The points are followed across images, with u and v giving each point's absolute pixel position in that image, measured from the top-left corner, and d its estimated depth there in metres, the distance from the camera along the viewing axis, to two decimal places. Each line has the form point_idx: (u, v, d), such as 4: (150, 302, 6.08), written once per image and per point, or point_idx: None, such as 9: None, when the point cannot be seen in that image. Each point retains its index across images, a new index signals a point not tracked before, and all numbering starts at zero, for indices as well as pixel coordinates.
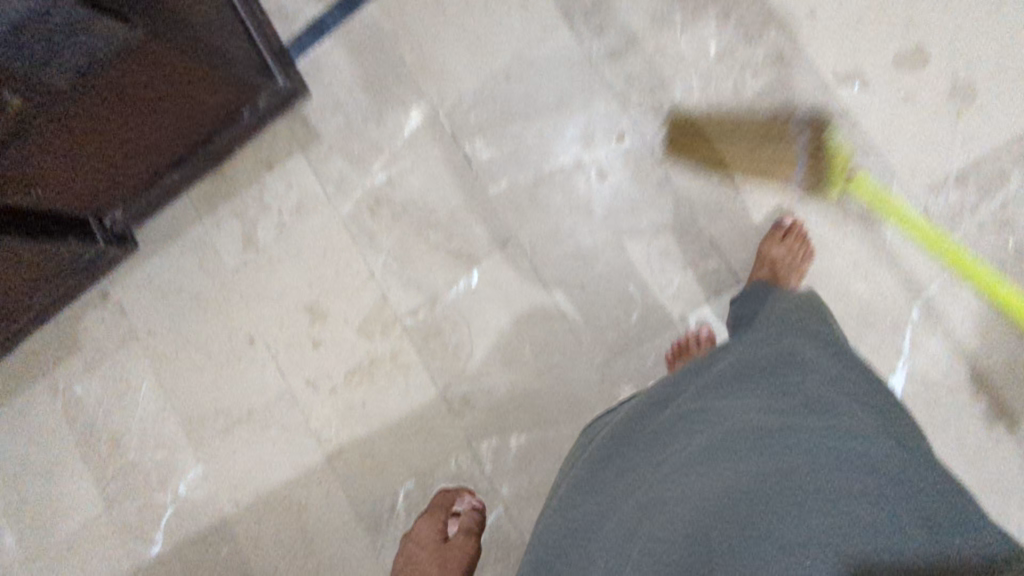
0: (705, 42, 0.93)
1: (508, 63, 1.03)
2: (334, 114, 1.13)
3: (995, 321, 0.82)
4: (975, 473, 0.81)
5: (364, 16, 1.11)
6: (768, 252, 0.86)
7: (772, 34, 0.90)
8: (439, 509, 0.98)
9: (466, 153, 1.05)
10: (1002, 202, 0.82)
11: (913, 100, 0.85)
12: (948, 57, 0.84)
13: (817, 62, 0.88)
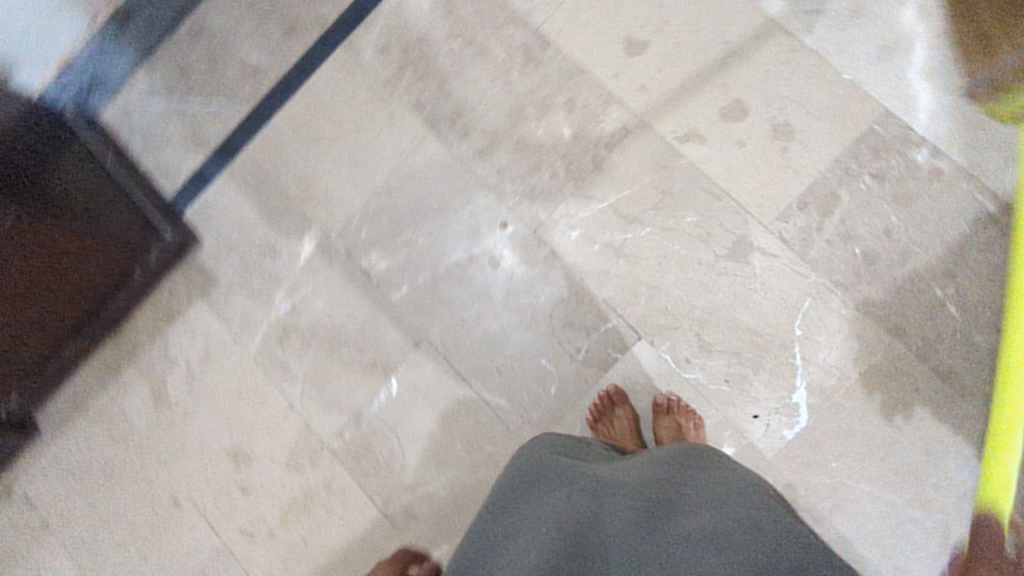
0: (559, 129, 1.03)
1: (388, 178, 1.09)
2: (230, 255, 1.14)
3: (867, 323, 0.89)
4: (894, 467, 0.86)
5: (245, 159, 1.15)
6: (662, 435, 0.89)
7: (613, 111, 1.01)
8: (399, 562, 0.95)
9: (363, 267, 1.09)
10: (841, 218, 0.91)
11: (745, 145, 0.95)
12: (764, 104, 0.95)
13: (658, 127, 0.99)
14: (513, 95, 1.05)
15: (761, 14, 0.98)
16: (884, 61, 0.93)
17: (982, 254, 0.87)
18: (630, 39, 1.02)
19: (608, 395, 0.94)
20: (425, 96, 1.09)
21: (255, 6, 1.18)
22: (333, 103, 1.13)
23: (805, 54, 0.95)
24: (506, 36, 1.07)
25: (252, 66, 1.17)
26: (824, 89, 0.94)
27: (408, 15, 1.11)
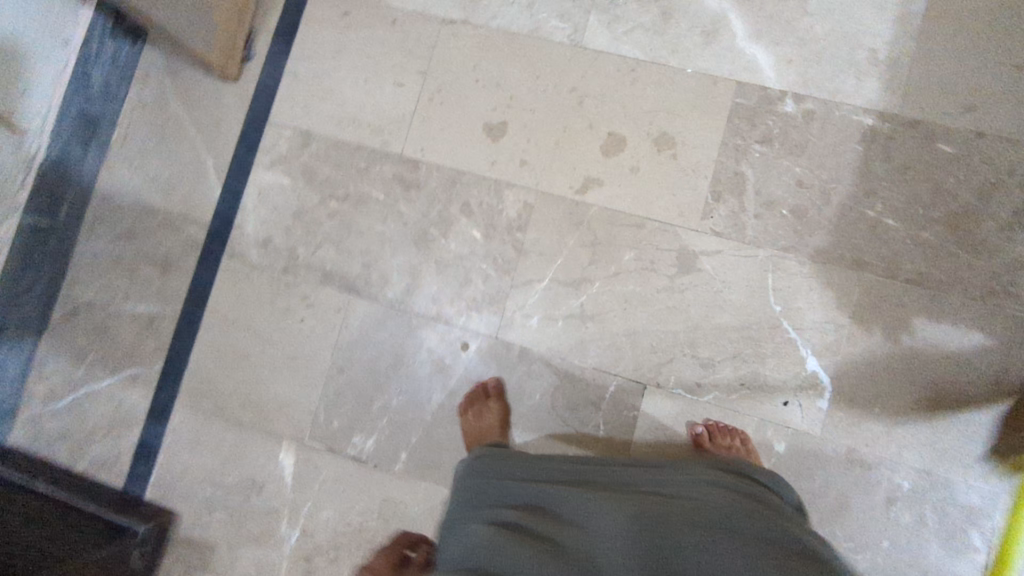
0: (469, 233, 1.00)
1: (332, 358, 1.02)
2: (212, 515, 1.02)
3: (828, 268, 0.92)
4: (921, 383, 0.88)
5: (179, 412, 1.04)
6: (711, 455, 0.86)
7: (509, 195, 1.00)
8: (396, 547, 0.91)
9: (353, 456, 1.01)
10: (756, 190, 0.94)
11: (639, 169, 0.97)
12: (636, 125, 0.98)
13: (555, 190, 0.99)
14: (409, 223, 1.01)
15: (590, 49, 1.00)
16: (711, 43, 0.98)
17: (884, 164, 0.92)
18: (489, 123, 1.01)
19: (484, 386, 0.97)
20: (328, 264, 1.02)
21: (118, 260, 1.06)
22: (239, 315, 1.04)
23: (645, 67, 0.99)
24: (376, 175, 1.02)
25: (147, 320, 1.05)
26: (677, 90, 0.97)
27: (271, 197, 1.04)
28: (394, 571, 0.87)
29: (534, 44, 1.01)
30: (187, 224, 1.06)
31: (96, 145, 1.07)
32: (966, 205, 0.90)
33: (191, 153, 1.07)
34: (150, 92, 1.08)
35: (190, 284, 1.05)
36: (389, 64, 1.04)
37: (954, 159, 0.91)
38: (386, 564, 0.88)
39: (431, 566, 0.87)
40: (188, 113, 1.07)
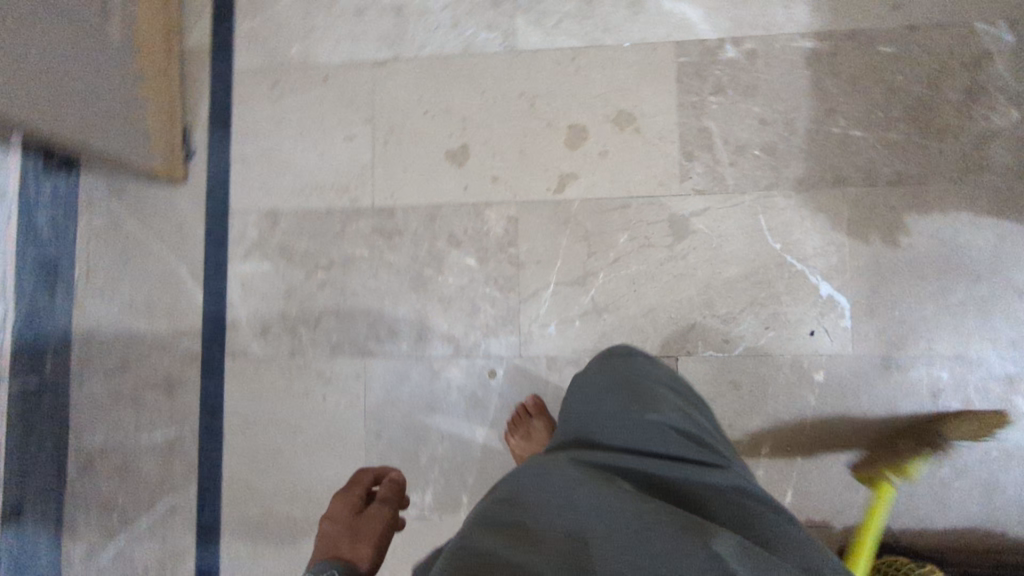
0: (464, 261, 0.98)
1: (366, 425, 0.99)
2: None
3: (814, 194, 0.94)
4: (932, 276, 0.91)
5: (225, 528, 0.99)
6: None
7: (490, 213, 0.99)
8: (358, 484, 0.90)
9: (415, 515, 0.97)
10: (724, 140, 0.96)
11: (607, 152, 0.98)
12: (592, 112, 0.98)
13: (534, 196, 0.98)
14: (401, 269, 0.99)
15: (525, 51, 1.00)
16: (639, 14, 0.99)
17: (834, 82, 0.95)
18: (449, 150, 1.00)
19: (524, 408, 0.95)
20: (332, 333, 1.00)
21: (120, 393, 1.02)
22: (258, 411, 1.00)
23: (583, 53, 0.99)
24: (354, 233, 1.00)
25: (167, 443, 1.01)
26: (621, 66, 0.98)
27: (257, 286, 1.02)
28: (354, 518, 0.84)
29: (470, 61, 1.01)
30: (180, 337, 1.02)
31: (62, 287, 1.03)
32: (921, 98, 0.93)
33: (162, 266, 1.03)
34: (100, 217, 1.04)
35: (200, 395, 1.01)
36: (335, 122, 1.02)
37: (897, 58, 0.94)
38: (348, 502, 0.86)
39: (396, 493, 0.89)
40: (147, 227, 1.04)
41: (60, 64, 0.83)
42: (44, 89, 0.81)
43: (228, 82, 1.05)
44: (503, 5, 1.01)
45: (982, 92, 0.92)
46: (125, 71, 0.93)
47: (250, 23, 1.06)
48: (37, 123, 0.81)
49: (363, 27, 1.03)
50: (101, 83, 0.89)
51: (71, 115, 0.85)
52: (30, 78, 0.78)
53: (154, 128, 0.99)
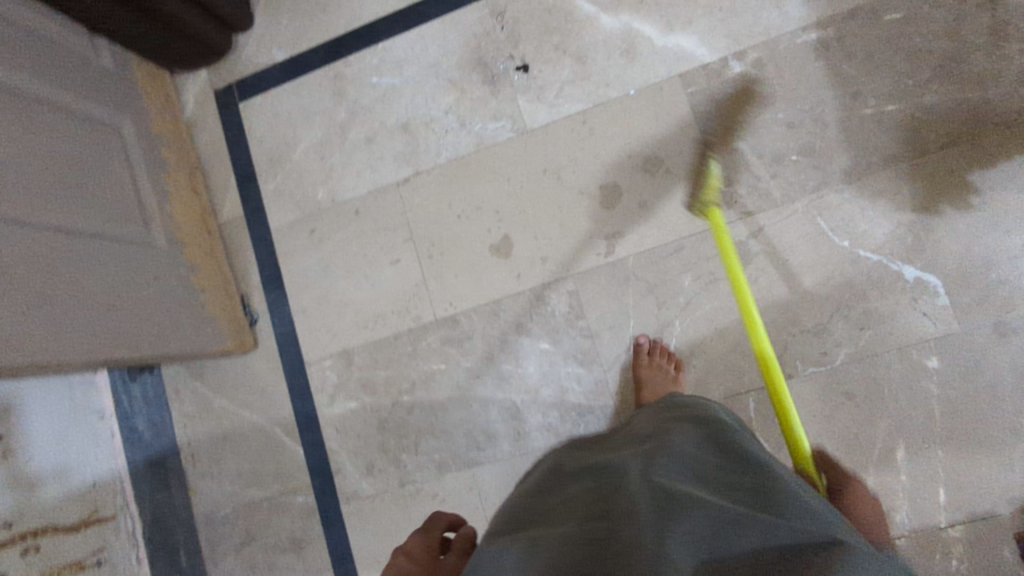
0: (538, 348, 0.98)
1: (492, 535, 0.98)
2: None
3: (867, 181, 0.91)
4: (1017, 227, 0.87)
5: None
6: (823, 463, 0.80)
7: (549, 293, 0.99)
8: (435, 526, 0.73)
9: None
10: (758, 154, 0.94)
11: (645, 201, 0.97)
12: (618, 167, 0.98)
13: (586, 263, 0.98)
14: (480, 372, 1.00)
15: (535, 129, 1.01)
16: (634, 59, 0.99)
17: (851, 65, 0.92)
18: (492, 244, 1.01)
19: None
20: (433, 452, 1.01)
21: (254, 563, 1.05)
22: (386, 548, 1.01)
23: (592, 113, 0.99)
24: (425, 349, 1.02)
25: None
26: (633, 114, 0.98)
27: (350, 427, 1.04)
28: (433, 563, 0.66)
29: (486, 154, 1.02)
30: (292, 495, 1.04)
31: (174, 479, 1.07)
32: (945, 52, 0.90)
33: (258, 432, 1.06)
34: (190, 402, 1.08)
35: (328, 547, 1.03)
36: (377, 250, 1.05)
37: (907, 21, 0.91)
38: (427, 545, 0.69)
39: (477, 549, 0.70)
40: (233, 400, 1.07)
41: (128, 298, 0.86)
42: (120, 329, 0.84)
43: (268, 242, 1.09)
44: (501, 91, 1.02)
45: (1008, 27, 0.88)
46: (178, 270, 0.97)
47: (272, 181, 1.10)
48: (124, 359, 0.84)
49: (375, 152, 1.06)
50: (165, 294, 0.93)
51: (151, 338, 0.88)
52: (104, 326, 0.82)
53: (216, 309, 1.03)
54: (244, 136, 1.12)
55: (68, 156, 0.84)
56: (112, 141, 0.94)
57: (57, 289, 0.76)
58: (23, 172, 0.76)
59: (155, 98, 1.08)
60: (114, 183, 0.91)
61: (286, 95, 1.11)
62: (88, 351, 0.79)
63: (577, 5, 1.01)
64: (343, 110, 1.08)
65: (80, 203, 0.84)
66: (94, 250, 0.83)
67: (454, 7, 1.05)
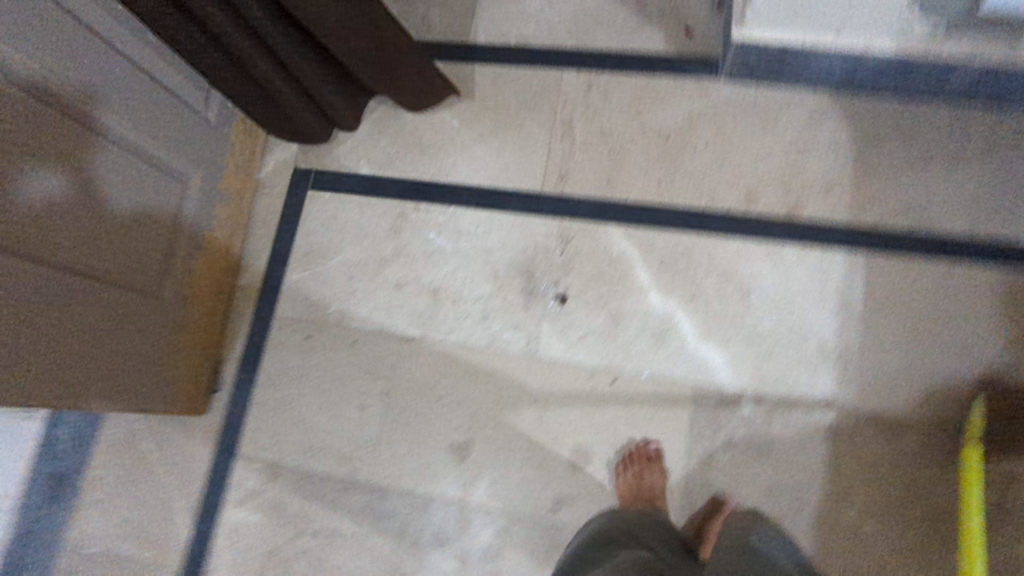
0: (444, 564, 0.97)
1: None
2: None
3: None
4: None
5: None
6: None
7: (480, 519, 0.98)
8: None
9: None
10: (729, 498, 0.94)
11: (608, 483, 0.96)
12: (599, 438, 0.98)
13: (527, 510, 0.97)
14: (383, 556, 0.98)
15: (545, 360, 1.02)
16: (662, 347, 1.00)
17: (851, 464, 0.92)
18: (454, 444, 1.01)
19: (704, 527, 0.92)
20: None
21: None
22: None
23: (603, 375, 1.00)
24: (345, 504, 1.01)
25: None
26: (637, 397, 0.99)
27: (243, 537, 1.02)
28: None
29: (492, 358, 1.03)
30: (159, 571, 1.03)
31: (65, 499, 1.06)
32: (937, 503, 0.89)
33: (162, 494, 1.06)
34: (120, 431, 1.08)
35: None
36: (352, 389, 1.06)
37: (919, 452, 0.91)
38: None
39: None
40: (158, 451, 1.08)
41: (107, 344, 0.88)
42: (87, 374, 0.85)
43: (266, 326, 1.12)
44: (533, 308, 1.04)
45: (1005, 511, 0.88)
46: (169, 326, 1.00)
47: (300, 275, 1.13)
48: (76, 407, 0.85)
49: (398, 301, 1.09)
50: (144, 344, 0.96)
51: (110, 388, 0.90)
52: (75, 369, 0.83)
53: (183, 370, 1.04)
54: (298, 222, 1.16)
55: (120, 200, 0.89)
56: (172, 193, 0.99)
57: (44, 332, 0.78)
58: (65, 213, 0.80)
59: (238, 157, 1.14)
60: (151, 231, 0.96)
61: (352, 206, 1.15)
62: (51, 394, 0.80)
63: (637, 271, 1.03)
64: (391, 247, 1.11)
65: (108, 246, 0.88)
66: (100, 300, 0.86)
67: (531, 211, 1.08)
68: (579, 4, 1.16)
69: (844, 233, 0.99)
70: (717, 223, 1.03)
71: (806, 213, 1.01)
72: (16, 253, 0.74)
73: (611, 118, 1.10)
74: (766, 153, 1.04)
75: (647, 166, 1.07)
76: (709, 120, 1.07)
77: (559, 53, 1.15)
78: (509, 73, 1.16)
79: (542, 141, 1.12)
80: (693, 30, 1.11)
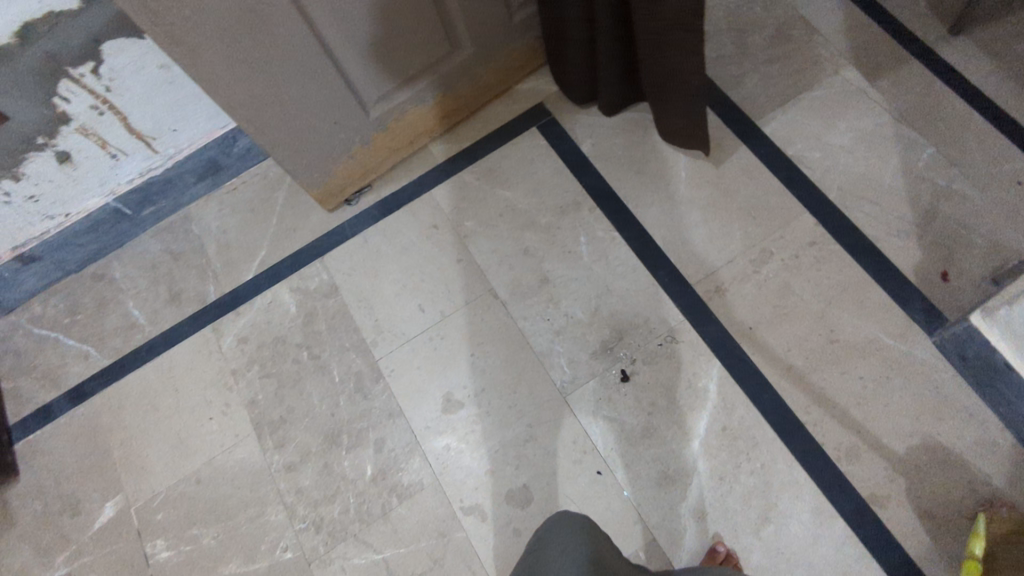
0: (365, 463, 1.04)
1: (201, 466, 1.07)
2: (33, 501, 1.08)
3: None
4: None
5: (86, 406, 1.13)
6: None
7: (417, 461, 1.04)
8: None
9: (145, 550, 1.03)
10: None
11: (520, 534, 0.97)
12: (546, 498, 0.99)
13: (451, 489, 1.01)
14: (335, 417, 1.08)
15: (568, 406, 1.03)
16: (659, 486, 0.97)
17: None
18: (450, 395, 1.07)
19: None
20: (261, 394, 1.11)
21: (154, 267, 1.23)
22: (182, 378, 1.14)
23: (595, 461, 1.00)
24: (348, 359, 1.12)
25: (130, 323, 1.19)
26: (602, 501, 0.98)
27: (272, 313, 1.17)
28: None
29: (534, 365, 1.07)
30: (211, 281, 1.21)
31: (209, 182, 1.27)
32: None
33: (259, 237, 1.23)
34: (275, 174, 1.27)
35: (174, 324, 1.18)
36: (427, 290, 1.15)
37: None
38: None
39: None
40: (283, 209, 1.25)
41: (309, 115, 1.01)
42: (280, 124, 0.99)
43: (418, 192, 1.23)
44: (598, 361, 1.05)
45: None
46: (357, 136, 1.13)
47: (469, 181, 1.22)
48: (255, 139, 1.00)
49: (515, 262, 1.14)
50: (332, 135, 1.09)
51: (286, 145, 1.03)
52: (276, 115, 0.97)
53: (340, 174, 1.18)
54: (504, 144, 1.24)
55: (401, 26, 1.00)
56: (438, 49, 1.09)
57: (279, 75, 0.91)
58: (356, 3, 0.91)
59: (507, 64, 1.23)
60: (401, 63, 1.06)
61: (550, 167, 1.20)
62: (248, 118, 0.94)
63: (699, 414, 1.00)
64: (547, 221, 1.16)
65: (367, 51, 0.99)
66: (329, 78, 0.98)
67: (668, 292, 1.08)
68: (874, 172, 1.08)
69: (901, 560, 0.88)
70: (800, 443, 0.96)
71: (884, 511, 0.91)
72: (303, 6, 0.86)
73: (805, 283, 1.04)
74: (903, 433, 0.94)
75: (793, 347, 1.01)
76: (884, 361, 0.98)
77: (816, 195, 1.09)
78: (761, 174, 1.12)
79: (732, 249, 1.08)
80: (950, 279, 1.00)
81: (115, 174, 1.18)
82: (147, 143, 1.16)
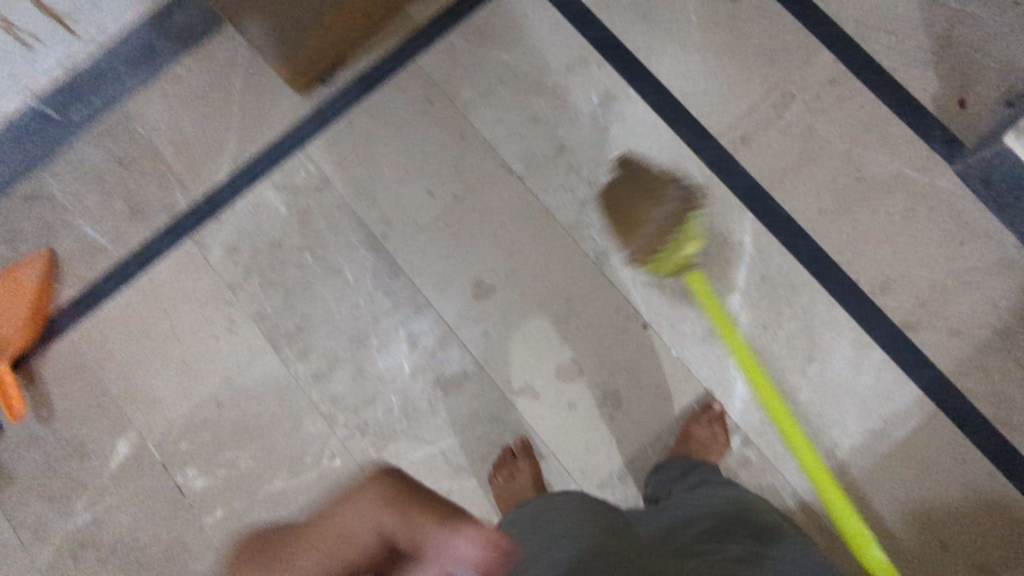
0: (399, 361, 0.99)
1: (218, 389, 0.99)
2: (30, 450, 0.98)
3: None
4: None
5: (65, 345, 1.01)
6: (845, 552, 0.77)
7: (455, 351, 0.99)
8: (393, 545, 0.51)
9: (178, 481, 0.97)
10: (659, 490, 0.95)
11: (575, 407, 0.97)
12: (596, 370, 0.98)
13: (495, 374, 0.98)
14: (358, 319, 1.00)
15: (605, 277, 1.00)
16: (706, 342, 0.97)
17: None
18: (479, 280, 1.00)
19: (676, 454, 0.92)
20: (267, 305, 1.01)
21: (101, 178, 1.04)
22: (168, 298, 1.01)
23: (639, 328, 0.98)
24: (359, 256, 1.02)
25: (90, 245, 1.03)
26: (652, 364, 0.98)
27: (260, 217, 1.03)
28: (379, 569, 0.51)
29: (563, 237, 1.01)
30: (177, 188, 1.04)
31: (147, 70, 1.06)
32: None
33: (223, 131, 1.06)
34: (224, 52, 1.07)
35: (145, 240, 1.03)
36: (432, 171, 1.04)
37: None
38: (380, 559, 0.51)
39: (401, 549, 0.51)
40: (244, 93, 1.07)
41: None
42: None
43: (402, 61, 1.08)
44: None
45: None
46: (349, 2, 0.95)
47: (459, 44, 1.08)
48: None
49: (525, 130, 1.05)
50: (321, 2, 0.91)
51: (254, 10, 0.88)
52: None
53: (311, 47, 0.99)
54: None
55: None
56: None
57: None
58: None
59: None
60: None
61: (548, 21, 1.08)
62: None
63: (738, 267, 0.99)
64: (553, 82, 1.06)
65: None
66: None
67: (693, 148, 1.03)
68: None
69: (933, 376, 0.95)
70: (837, 283, 0.98)
71: (918, 334, 0.96)
72: None
73: (828, 123, 1.02)
74: (932, 259, 0.97)
75: (823, 190, 1.00)
76: (909, 193, 0.99)
77: (834, 29, 1.04)
78: (776, 11, 1.05)
79: (753, 95, 1.03)
80: (967, 106, 1.00)
81: (31, 70, 0.97)
82: (65, 26, 0.94)
